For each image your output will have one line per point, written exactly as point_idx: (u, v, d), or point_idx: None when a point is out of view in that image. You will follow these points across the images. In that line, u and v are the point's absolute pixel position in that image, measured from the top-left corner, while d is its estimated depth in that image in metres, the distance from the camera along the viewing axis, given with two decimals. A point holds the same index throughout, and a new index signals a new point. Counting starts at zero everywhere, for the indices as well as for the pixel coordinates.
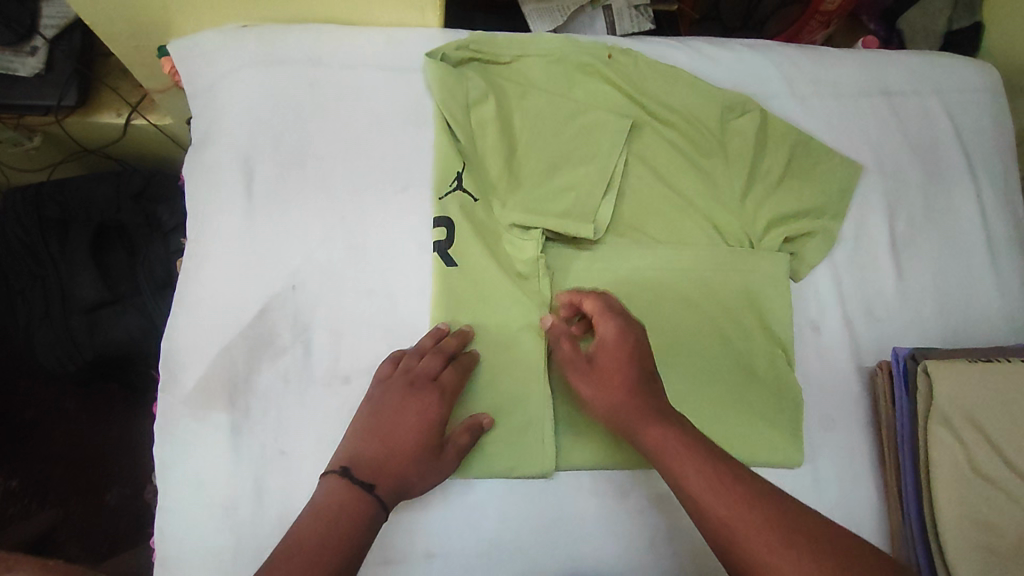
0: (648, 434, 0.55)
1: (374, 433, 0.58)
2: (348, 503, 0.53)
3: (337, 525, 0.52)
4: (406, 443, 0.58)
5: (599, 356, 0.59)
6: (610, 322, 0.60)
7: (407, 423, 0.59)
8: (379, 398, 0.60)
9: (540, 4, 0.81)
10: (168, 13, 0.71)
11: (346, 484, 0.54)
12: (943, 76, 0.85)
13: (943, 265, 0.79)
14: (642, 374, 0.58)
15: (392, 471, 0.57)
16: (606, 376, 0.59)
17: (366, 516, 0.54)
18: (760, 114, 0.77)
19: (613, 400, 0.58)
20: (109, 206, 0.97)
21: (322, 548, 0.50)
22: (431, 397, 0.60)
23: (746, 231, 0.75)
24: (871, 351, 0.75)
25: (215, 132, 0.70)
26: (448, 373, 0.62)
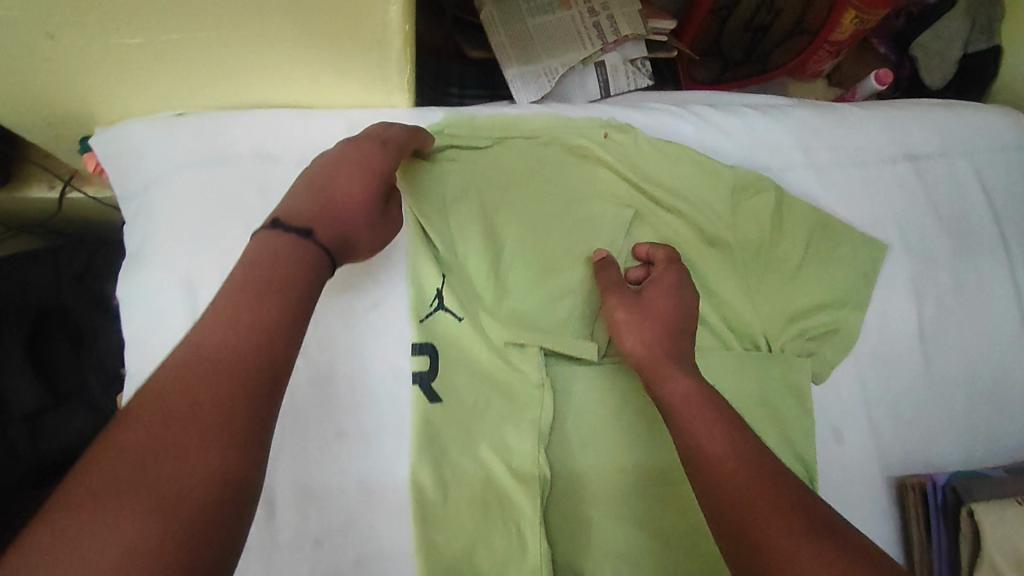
0: (669, 382, 0.52)
1: (317, 192, 0.51)
2: (278, 249, 0.45)
3: (269, 293, 0.41)
4: (345, 209, 0.52)
5: (652, 294, 0.58)
6: (675, 275, 0.60)
7: (347, 182, 0.53)
8: (336, 155, 0.55)
9: (524, 68, 0.73)
10: (87, 104, 0.61)
11: (278, 236, 0.46)
12: (970, 132, 0.77)
13: (973, 352, 0.71)
14: (683, 327, 0.57)
15: (330, 221, 0.49)
16: (650, 310, 0.57)
17: (311, 274, 0.45)
18: (776, 192, 0.69)
19: (648, 335, 0.55)
20: (48, 291, 0.89)
21: (260, 323, 0.40)
22: (377, 172, 0.55)
23: (764, 329, 0.67)
24: (896, 456, 0.68)
25: (151, 247, 0.60)
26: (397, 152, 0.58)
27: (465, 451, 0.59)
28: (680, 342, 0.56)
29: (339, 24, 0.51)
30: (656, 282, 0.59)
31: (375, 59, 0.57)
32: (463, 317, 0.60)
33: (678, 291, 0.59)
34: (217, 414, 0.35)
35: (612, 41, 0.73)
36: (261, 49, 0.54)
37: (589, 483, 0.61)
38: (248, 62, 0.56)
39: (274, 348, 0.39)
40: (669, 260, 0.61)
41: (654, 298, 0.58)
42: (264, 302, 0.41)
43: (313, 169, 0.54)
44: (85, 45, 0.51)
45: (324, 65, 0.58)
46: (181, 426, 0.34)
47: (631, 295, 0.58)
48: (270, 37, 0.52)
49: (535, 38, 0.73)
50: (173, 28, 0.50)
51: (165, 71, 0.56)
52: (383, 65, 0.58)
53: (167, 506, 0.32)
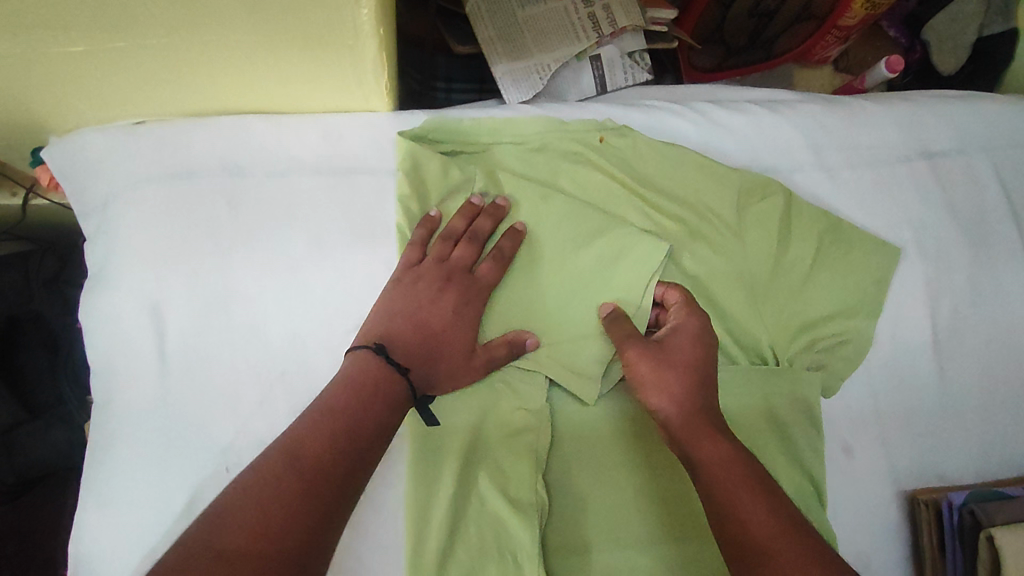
0: (708, 448, 0.47)
1: (407, 316, 0.53)
2: (385, 386, 0.48)
3: (370, 403, 0.46)
4: (439, 335, 0.53)
5: (674, 340, 0.53)
6: (695, 316, 0.55)
7: (443, 318, 0.54)
8: (429, 287, 0.54)
9: (514, 66, 0.69)
10: (38, 112, 0.56)
11: (378, 369, 0.48)
12: (987, 127, 0.73)
13: (993, 360, 0.67)
14: (710, 377, 0.52)
15: (422, 361, 0.52)
16: (675, 357, 0.52)
17: (390, 396, 0.47)
18: (785, 195, 0.64)
19: (674, 387, 0.50)
20: (16, 298, 0.82)
21: (358, 421, 0.45)
22: (464, 296, 0.55)
23: (771, 341, 0.63)
24: (912, 472, 0.64)
25: (113, 269, 0.56)
26: (487, 267, 0.57)
27: (457, 479, 0.55)
28: (711, 391, 0.51)
29: (302, 30, 0.47)
30: (679, 328, 0.54)
31: (348, 64, 0.53)
32: None
33: (706, 329, 0.54)
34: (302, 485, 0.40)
35: (607, 33, 0.70)
36: (220, 56, 0.50)
37: (588, 512, 0.56)
38: (211, 71, 0.52)
39: (364, 446, 0.44)
40: (687, 300, 0.56)
41: (679, 343, 0.53)
42: (367, 400, 0.46)
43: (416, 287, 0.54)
44: (25, 53, 0.47)
45: (293, 71, 0.53)
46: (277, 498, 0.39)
47: (650, 344, 0.53)
48: (227, 44, 0.49)
49: (526, 32, 0.70)
50: (118, 36, 0.46)
51: (120, 81, 0.52)
52: (356, 69, 0.54)
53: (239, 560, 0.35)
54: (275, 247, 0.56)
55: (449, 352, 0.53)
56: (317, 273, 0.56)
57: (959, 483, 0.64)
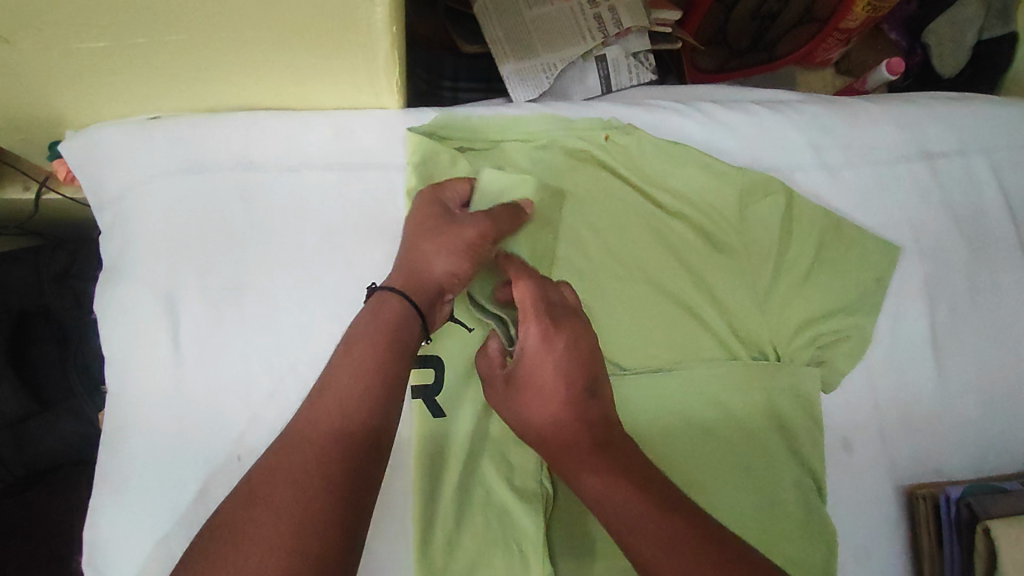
0: (585, 477, 0.44)
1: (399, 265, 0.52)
2: (380, 308, 0.48)
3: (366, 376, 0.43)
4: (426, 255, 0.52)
5: (523, 367, 0.48)
6: (540, 321, 0.48)
7: (415, 228, 0.54)
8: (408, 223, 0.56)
9: (521, 65, 0.70)
10: (56, 107, 0.57)
11: (368, 314, 0.47)
12: (986, 128, 0.74)
13: (990, 358, 0.68)
14: (570, 379, 0.47)
15: (410, 267, 0.51)
16: (530, 390, 0.47)
17: (384, 305, 0.47)
18: (786, 194, 0.65)
19: (538, 417, 0.47)
20: (29, 292, 0.83)
21: (346, 402, 0.42)
22: (433, 217, 0.54)
23: (772, 337, 0.63)
24: (910, 467, 0.65)
25: (128, 261, 0.57)
26: (447, 191, 0.56)
27: (462, 468, 0.55)
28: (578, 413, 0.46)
29: (317, 27, 0.48)
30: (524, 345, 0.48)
31: (360, 61, 0.54)
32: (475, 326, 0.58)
33: (553, 342, 0.47)
34: (296, 497, 0.37)
35: (612, 34, 0.71)
36: (237, 52, 0.51)
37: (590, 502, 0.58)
38: (226, 66, 0.53)
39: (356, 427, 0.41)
40: (525, 302, 0.49)
41: (533, 368, 0.47)
42: (348, 380, 0.43)
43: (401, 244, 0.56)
44: (46, 48, 0.48)
45: (306, 67, 0.54)
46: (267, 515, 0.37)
47: (508, 375, 0.49)
48: (242, 40, 0.50)
49: (533, 32, 0.71)
50: (137, 32, 0.47)
51: (137, 76, 0.53)
52: (368, 66, 0.55)
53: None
54: (287, 240, 0.58)
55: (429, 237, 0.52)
56: (328, 267, 0.58)
57: (957, 478, 0.65)
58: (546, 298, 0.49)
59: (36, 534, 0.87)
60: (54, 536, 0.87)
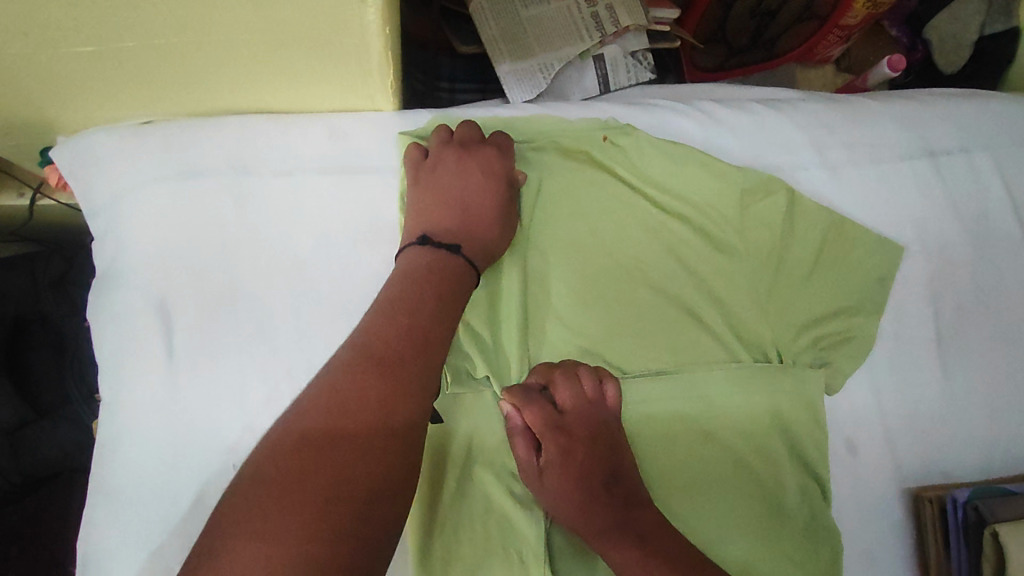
0: (614, 551, 0.50)
1: (462, 222, 0.56)
2: (456, 266, 0.52)
3: (430, 306, 0.48)
4: (479, 202, 0.57)
5: (549, 480, 0.52)
6: (555, 439, 0.52)
7: (471, 188, 0.57)
8: (439, 156, 0.58)
9: (518, 65, 0.69)
10: (46, 112, 0.56)
11: (433, 251, 0.52)
12: (991, 125, 0.73)
13: (996, 358, 0.67)
14: (596, 479, 0.51)
15: (473, 235, 0.56)
16: (557, 498, 0.51)
17: (462, 275, 0.52)
18: (788, 193, 0.64)
19: (565, 507, 0.51)
20: (27, 299, 0.82)
21: (414, 330, 0.46)
22: (490, 152, 0.59)
23: (775, 340, 0.63)
24: (916, 469, 0.64)
25: (121, 268, 0.56)
26: (465, 133, 0.60)
27: (461, 474, 0.55)
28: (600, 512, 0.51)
29: (310, 29, 0.48)
30: (551, 455, 0.52)
31: (355, 62, 0.53)
32: (473, 331, 0.57)
33: (568, 454, 0.52)
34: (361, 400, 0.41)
35: (610, 33, 0.70)
36: (230, 55, 0.50)
37: None
38: (219, 69, 0.53)
39: (421, 355, 0.45)
40: (539, 423, 0.52)
41: (552, 480, 0.52)
42: (418, 305, 0.47)
43: (425, 175, 0.57)
44: (35, 52, 0.48)
45: (300, 69, 0.54)
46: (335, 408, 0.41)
47: (533, 479, 0.52)
48: (235, 43, 0.49)
49: (530, 31, 0.70)
50: (129, 35, 0.47)
51: (128, 80, 0.53)
52: (362, 67, 0.54)
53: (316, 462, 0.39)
54: (280, 245, 0.57)
55: (487, 211, 0.57)
56: (324, 271, 0.57)
57: (963, 481, 0.64)
58: (555, 415, 0.53)
59: (35, 543, 0.86)
60: (53, 545, 0.87)
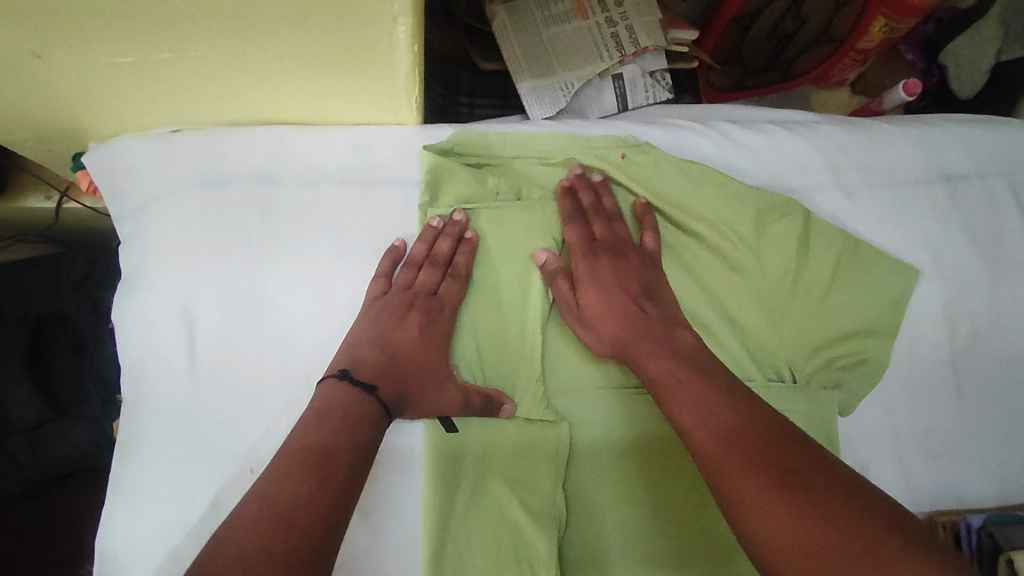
0: (648, 361, 0.52)
1: (387, 359, 0.54)
2: (354, 408, 0.49)
3: (395, 347, 0.54)
4: (410, 356, 0.55)
5: (586, 300, 0.57)
6: (585, 257, 0.58)
7: (408, 334, 0.55)
8: (384, 291, 0.57)
9: (538, 83, 0.70)
10: (79, 119, 0.58)
11: (347, 387, 0.50)
12: (1009, 151, 0.73)
13: (1010, 383, 0.67)
14: (630, 281, 0.57)
15: (393, 375, 0.53)
16: (597, 321, 0.56)
17: (375, 415, 0.50)
18: (803, 215, 0.65)
19: (600, 279, 0.57)
20: (48, 299, 0.85)
21: (387, 358, 0.54)
22: (435, 317, 0.56)
23: (789, 359, 0.63)
24: (929, 493, 0.64)
25: (148, 272, 0.57)
26: (425, 274, 0.58)
27: (475, 487, 0.55)
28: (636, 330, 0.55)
29: (340, 46, 0.49)
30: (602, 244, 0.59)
31: (381, 78, 0.55)
32: (490, 343, 0.58)
33: (601, 281, 0.57)
34: (346, 438, 0.47)
35: (630, 52, 0.71)
36: (263, 67, 0.52)
37: (604, 525, 0.57)
38: (249, 81, 0.54)
39: (395, 373, 0.53)
40: (575, 247, 0.59)
41: (593, 310, 0.57)
42: (399, 334, 0.55)
43: (366, 310, 0.56)
44: (74, 62, 0.49)
45: (328, 84, 0.55)
46: (334, 435, 0.47)
47: (574, 313, 0.58)
48: (266, 56, 0.50)
49: (550, 50, 0.71)
50: (166, 48, 0.48)
51: (162, 90, 0.54)
52: (388, 83, 0.56)
53: (309, 477, 0.44)
54: (301, 254, 0.58)
55: (419, 361, 0.55)
56: (346, 281, 0.58)
57: (977, 506, 0.64)
58: (590, 240, 0.59)
59: (45, 542, 0.87)
60: (61, 545, 0.87)
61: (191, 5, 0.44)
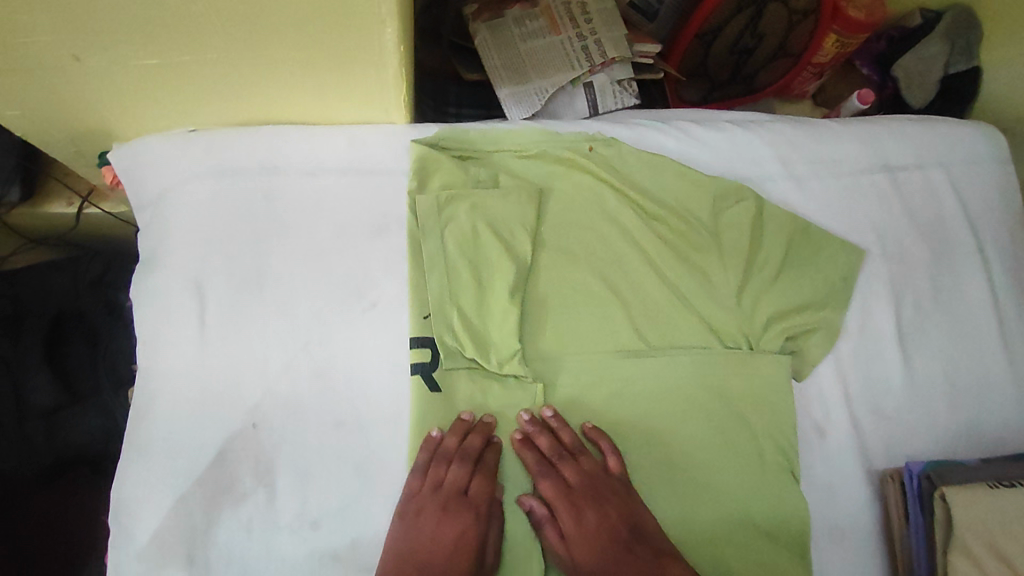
0: None
1: (425, 575, 0.57)
2: None
3: (438, 547, 0.58)
4: (448, 566, 0.57)
5: (577, 553, 0.60)
6: (567, 504, 0.61)
7: (447, 541, 0.58)
8: (415, 495, 0.60)
9: (516, 88, 0.78)
10: (106, 120, 0.66)
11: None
12: (947, 145, 0.80)
13: (953, 352, 0.73)
14: (607, 522, 0.61)
15: None
16: (582, 559, 0.59)
17: None
18: (756, 201, 0.71)
19: (588, 544, 0.60)
20: (66, 298, 0.93)
21: (422, 559, 0.57)
22: (467, 517, 0.59)
23: (745, 331, 0.69)
24: (880, 452, 0.70)
25: (164, 252, 0.64)
26: (451, 472, 0.60)
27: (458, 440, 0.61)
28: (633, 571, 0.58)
29: (337, 47, 0.57)
30: (578, 487, 0.62)
31: (373, 78, 0.62)
32: (473, 314, 0.64)
33: (585, 535, 0.60)
34: None
35: (598, 63, 0.79)
36: (271, 69, 0.60)
37: None
38: (258, 82, 0.62)
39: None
40: (555, 500, 0.61)
41: (584, 562, 0.59)
42: (443, 530, 0.58)
43: (400, 506, 0.59)
44: (108, 65, 0.57)
45: (327, 84, 0.63)
46: None
47: (565, 561, 0.60)
48: (274, 58, 0.58)
49: (527, 61, 0.79)
50: (187, 50, 0.56)
51: (182, 91, 0.62)
52: (379, 83, 0.63)
53: None
54: (303, 236, 0.65)
55: (461, 559, 0.57)
56: (342, 260, 0.65)
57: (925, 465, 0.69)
58: (564, 489, 0.62)
59: (52, 528, 0.92)
60: (69, 532, 0.92)
61: (210, 13, 0.52)
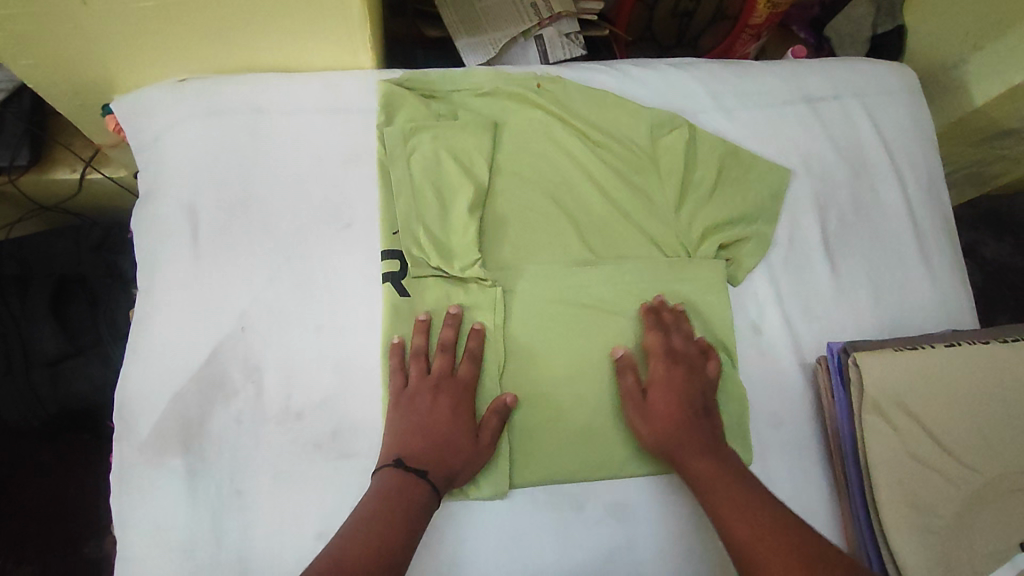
0: (696, 464, 0.64)
1: (430, 441, 0.63)
2: (408, 486, 0.60)
3: (435, 416, 0.65)
4: (447, 432, 0.64)
5: (654, 399, 0.68)
6: (662, 361, 0.70)
7: (442, 414, 0.65)
8: (413, 375, 0.67)
9: (472, 40, 0.88)
10: (108, 71, 0.74)
11: (402, 474, 0.61)
12: (863, 80, 0.89)
13: (874, 257, 0.81)
14: (692, 395, 0.68)
15: (439, 456, 0.63)
16: (655, 411, 0.67)
17: (425, 496, 0.60)
18: (689, 128, 0.80)
19: (668, 397, 0.67)
20: (69, 259, 1.00)
21: (423, 430, 0.64)
22: (458, 392, 0.66)
23: (681, 240, 0.77)
24: (811, 346, 0.77)
25: (160, 185, 0.72)
26: (439, 357, 0.67)
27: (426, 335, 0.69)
28: (692, 431, 0.66)
29: None
30: (681, 357, 0.70)
31: (342, 21, 0.71)
32: (436, 226, 0.71)
33: (668, 388, 0.68)
34: (406, 519, 0.58)
35: (546, 17, 0.88)
36: (251, 13, 0.68)
37: (533, 365, 0.71)
38: (239, 25, 0.70)
39: (442, 442, 0.64)
40: (653, 352, 0.70)
41: (656, 408, 0.67)
42: (439, 404, 0.65)
43: (398, 391, 0.66)
44: (109, 10, 0.65)
45: (302, 29, 0.71)
46: (390, 503, 0.58)
47: (637, 402, 0.68)
48: (253, 1, 0.66)
49: (482, 16, 0.88)
50: None
51: (173, 37, 0.70)
52: (347, 27, 0.72)
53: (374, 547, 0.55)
54: (285, 167, 0.73)
55: (459, 426, 0.65)
56: (320, 187, 0.73)
57: None
58: (668, 348, 0.70)
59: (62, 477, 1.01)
60: (78, 481, 1.01)
61: None
